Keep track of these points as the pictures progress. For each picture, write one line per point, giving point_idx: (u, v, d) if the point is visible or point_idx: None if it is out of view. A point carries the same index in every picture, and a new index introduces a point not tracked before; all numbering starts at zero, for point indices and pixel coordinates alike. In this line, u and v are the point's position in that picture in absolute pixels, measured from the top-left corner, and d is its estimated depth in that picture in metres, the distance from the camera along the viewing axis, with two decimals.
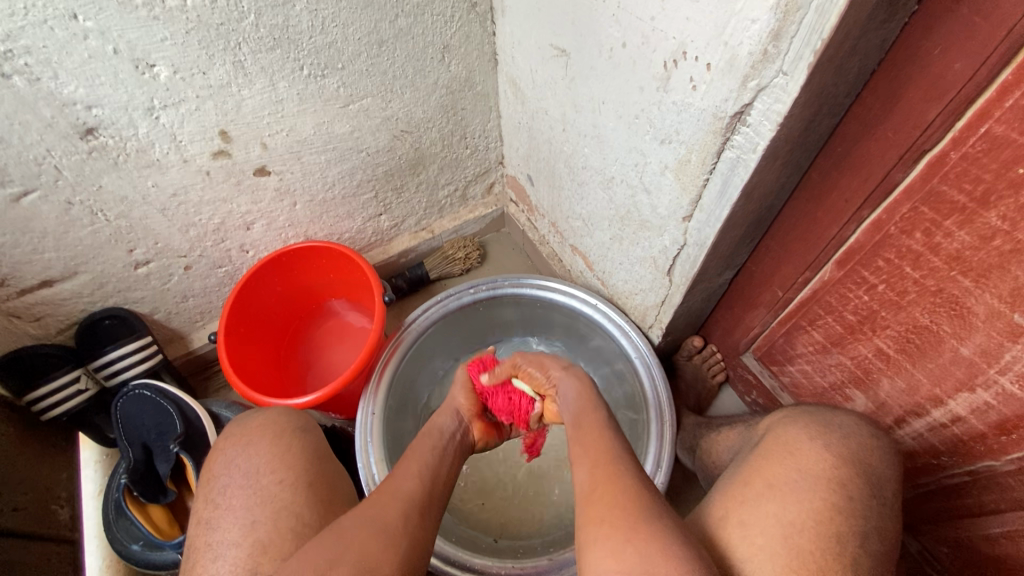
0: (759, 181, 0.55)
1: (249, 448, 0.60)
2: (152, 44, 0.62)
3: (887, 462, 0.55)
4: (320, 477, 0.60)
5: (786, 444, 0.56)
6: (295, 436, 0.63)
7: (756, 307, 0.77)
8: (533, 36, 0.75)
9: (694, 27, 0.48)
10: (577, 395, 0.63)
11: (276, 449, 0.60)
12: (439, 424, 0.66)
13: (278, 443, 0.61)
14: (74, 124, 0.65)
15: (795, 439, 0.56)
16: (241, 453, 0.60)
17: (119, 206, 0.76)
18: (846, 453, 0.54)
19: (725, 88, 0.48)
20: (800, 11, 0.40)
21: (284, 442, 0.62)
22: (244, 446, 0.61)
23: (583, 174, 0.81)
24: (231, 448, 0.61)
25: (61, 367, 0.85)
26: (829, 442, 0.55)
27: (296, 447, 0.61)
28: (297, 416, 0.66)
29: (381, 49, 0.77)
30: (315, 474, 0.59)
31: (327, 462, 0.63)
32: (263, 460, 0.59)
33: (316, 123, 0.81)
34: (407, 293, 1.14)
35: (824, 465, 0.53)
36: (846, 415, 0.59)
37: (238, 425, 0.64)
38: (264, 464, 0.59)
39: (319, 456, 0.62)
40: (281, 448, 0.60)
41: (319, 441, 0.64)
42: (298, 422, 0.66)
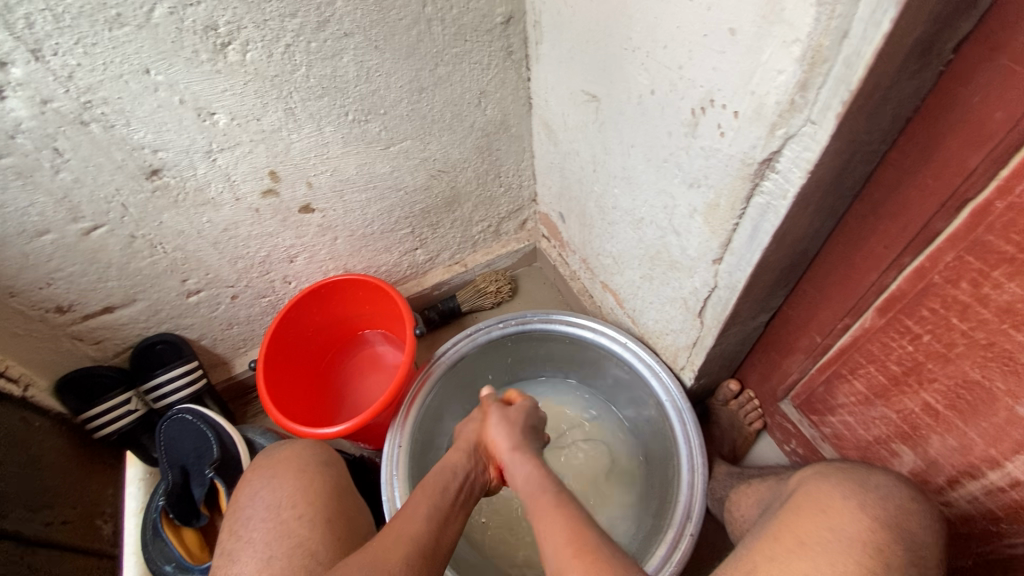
0: (791, 226, 0.54)
1: (274, 481, 0.62)
2: (213, 95, 0.68)
3: (927, 526, 0.51)
4: (340, 514, 0.61)
5: (817, 503, 0.53)
6: (319, 470, 0.65)
7: (794, 352, 0.74)
8: (566, 82, 0.78)
9: (720, 76, 0.49)
10: (528, 472, 0.61)
11: (301, 483, 0.62)
12: (452, 462, 0.66)
13: (304, 476, 0.63)
14: (142, 166, 0.71)
15: (829, 499, 0.52)
16: (268, 486, 0.62)
17: (176, 239, 0.81)
18: (883, 515, 0.50)
19: (753, 135, 0.49)
20: (825, 63, 0.40)
21: (310, 476, 0.63)
22: (270, 478, 0.63)
23: (613, 214, 0.82)
24: (261, 479, 0.63)
25: (115, 388, 0.91)
26: (867, 504, 0.51)
27: (320, 483, 0.63)
28: (323, 450, 0.68)
29: (421, 96, 0.82)
30: (335, 512, 0.60)
31: (347, 499, 0.64)
32: (287, 495, 0.60)
33: (358, 164, 0.86)
34: (438, 325, 1.16)
35: (859, 528, 0.49)
36: (885, 474, 0.55)
37: (268, 456, 0.67)
38: (287, 498, 0.60)
39: (340, 493, 0.64)
40: (306, 482, 0.62)
41: (340, 476, 0.66)
42: (325, 456, 0.67)
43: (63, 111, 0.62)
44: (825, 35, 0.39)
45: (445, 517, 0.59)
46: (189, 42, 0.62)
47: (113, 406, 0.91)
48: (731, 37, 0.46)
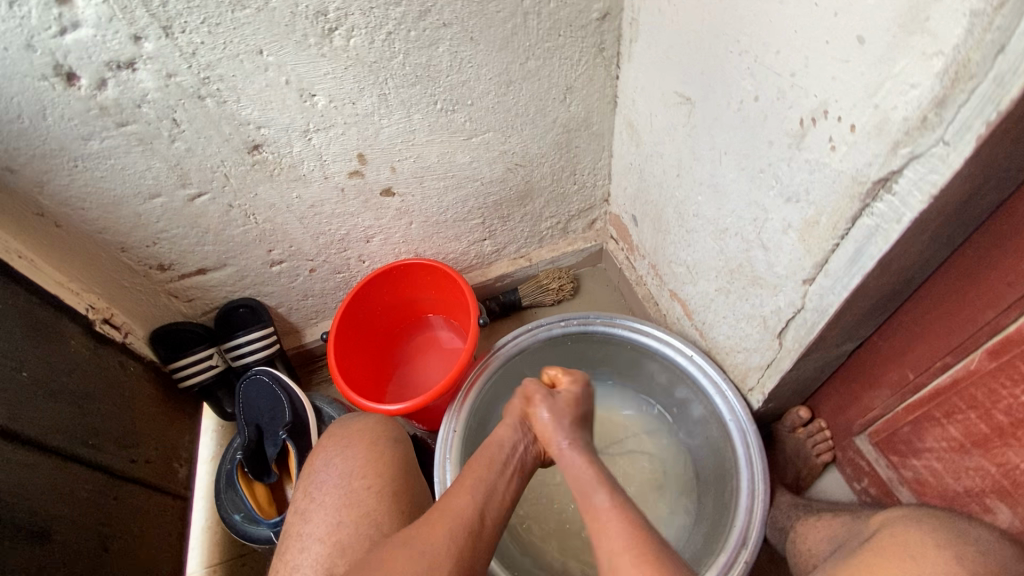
0: (900, 252, 0.50)
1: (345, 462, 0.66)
2: (316, 77, 0.72)
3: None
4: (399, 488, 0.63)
5: (900, 548, 0.50)
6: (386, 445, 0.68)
7: (879, 386, 0.70)
8: (658, 83, 0.76)
9: (840, 86, 0.46)
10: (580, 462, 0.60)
11: (371, 455, 0.64)
12: (501, 435, 0.65)
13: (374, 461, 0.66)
14: (246, 140, 0.76)
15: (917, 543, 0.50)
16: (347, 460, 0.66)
17: (267, 211, 0.86)
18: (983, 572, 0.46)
19: (870, 151, 0.46)
20: (973, 79, 0.37)
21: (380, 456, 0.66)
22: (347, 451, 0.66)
23: (694, 222, 0.79)
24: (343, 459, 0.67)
25: (200, 343, 0.98)
26: (963, 556, 0.48)
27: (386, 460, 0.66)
28: (393, 426, 0.71)
29: (508, 89, 0.82)
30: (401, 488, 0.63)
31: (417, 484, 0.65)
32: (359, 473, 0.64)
33: (440, 152, 0.88)
34: (498, 316, 1.17)
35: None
36: (986, 529, 0.51)
37: (344, 424, 0.70)
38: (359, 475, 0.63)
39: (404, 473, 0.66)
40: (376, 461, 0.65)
41: (408, 453, 0.68)
42: (395, 432, 0.70)
43: (184, 85, 0.67)
44: (976, 49, 0.35)
45: (493, 487, 0.58)
46: (300, 26, 0.65)
47: (198, 360, 0.98)
48: (859, 46, 0.43)
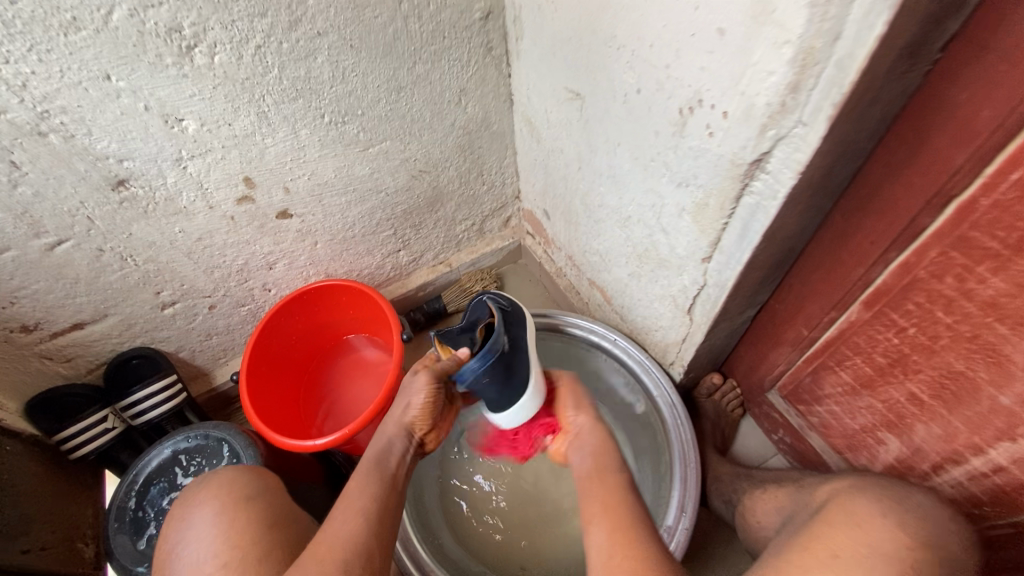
0: (780, 225, 0.54)
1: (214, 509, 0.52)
2: (181, 100, 0.65)
3: (949, 533, 0.50)
4: (294, 519, 0.55)
5: (846, 508, 0.52)
6: (228, 473, 0.57)
7: (780, 345, 0.76)
8: (548, 79, 0.77)
9: (709, 76, 0.49)
10: (597, 455, 0.59)
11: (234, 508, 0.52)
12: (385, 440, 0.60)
13: (236, 494, 0.54)
14: (107, 176, 0.67)
15: (865, 511, 0.50)
16: (193, 515, 0.52)
17: (147, 251, 0.78)
18: (919, 534, 0.48)
19: (743, 136, 0.48)
20: (817, 65, 0.39)
21: (252, 493, 0.54)
22: (204, 480, 0.56)
23: (600, 212, 0.81)
24: (181, 510, 0.54)
25: (89, 407, 0.86)
26: (901, 520, 0.49)
27: (266, 497, 0.55)
28: (255, 481, 0.56)
29: (399, 95, 0.80)
30: (286, 519, 0.54)
31: (274, 486, 0.58)
32: (228, 512, 0.51)
33: (337, 167, 0.84)
34: (423, 326, 1.14)
35: (891, 535, 0.48)
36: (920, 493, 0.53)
37: (233, 479, 0.56)
38: (224, 514, 0.51)
39: (240, 470, 0.57)
40: (237, 517, 0.51)
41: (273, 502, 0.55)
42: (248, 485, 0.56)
43: (18, 121, 0.58)
44: (817, 37, 0.38)
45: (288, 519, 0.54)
46: (152, 45, 0.59)
47: (90, 427, 0.87)
48: (720, 37, 0.45)
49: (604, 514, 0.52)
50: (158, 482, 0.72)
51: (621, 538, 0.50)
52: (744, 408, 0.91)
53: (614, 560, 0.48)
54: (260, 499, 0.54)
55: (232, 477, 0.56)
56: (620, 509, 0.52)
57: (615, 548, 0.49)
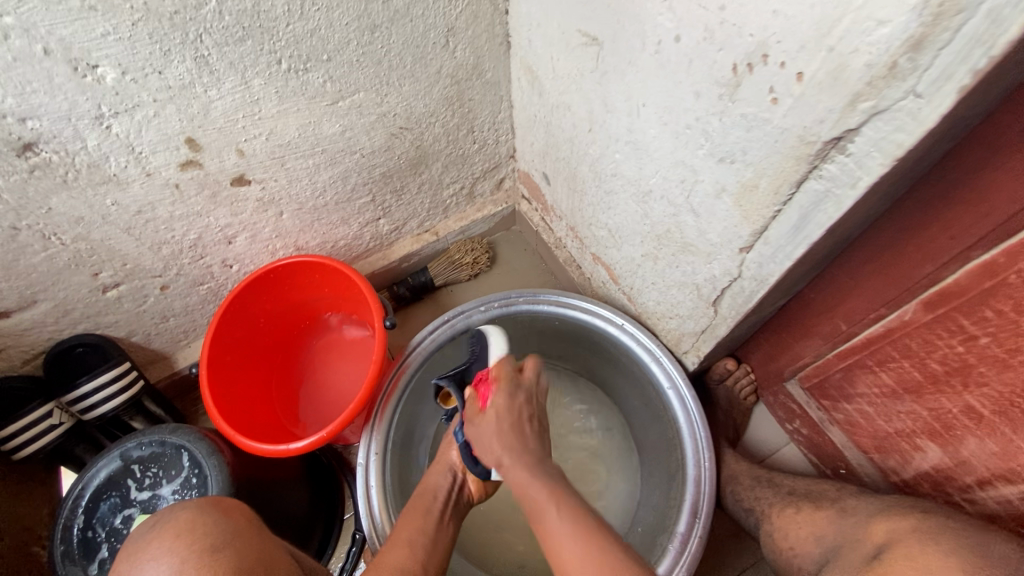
0: (848, 217, 0.44)
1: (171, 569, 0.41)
2: (89, 41, 0.51)
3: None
4: (274, 566, 0.45)
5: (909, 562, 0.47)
6: (184, 514, 0.45)
7: (811, 337, 0.68)
8: (556, 18, 0.63)
9: (782, 24, 0.37)
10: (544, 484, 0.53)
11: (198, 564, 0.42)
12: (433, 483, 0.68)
13: (197, 544, 0.43)
14: (6, 139, 0.54)
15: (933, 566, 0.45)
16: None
17: (75, 228, 0.65)
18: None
19: (821, 107, 0.37)
20: (959, 15, 0.28)
21: (217, 540, 0.43)
22: (155, 524, 0.45)
23: (612, 183, 0.70)
24: (130, 567, 0.42)
25: (31, 402, 0.77)
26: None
27: (233, 545, 0.43)
28: (220, 521, 0.45)
29: (373, 36, 0.65)
30: (264, 564, 0.44)
31: (243, 521, 0.47)
32: (188, 570, 0.41)
33: (300, 124, 0.70)
34: (409, 301, 1.04)
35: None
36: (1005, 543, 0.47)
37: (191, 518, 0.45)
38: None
39: (200, 508, 0.46)
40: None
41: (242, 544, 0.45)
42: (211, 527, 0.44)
43: None
44: None
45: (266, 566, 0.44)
46: None
47: (35, 422, 0.77)
48: None
49: (553, 504, 0.51)
50: (109, 496, 0.63)
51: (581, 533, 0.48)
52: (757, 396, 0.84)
53: (571, 551, 0.47)
54: (226, 550, 0.43)
55: (192, 519, 0.45)
56: (565, 500, 0.51)
57: (573, 531, 0.48)
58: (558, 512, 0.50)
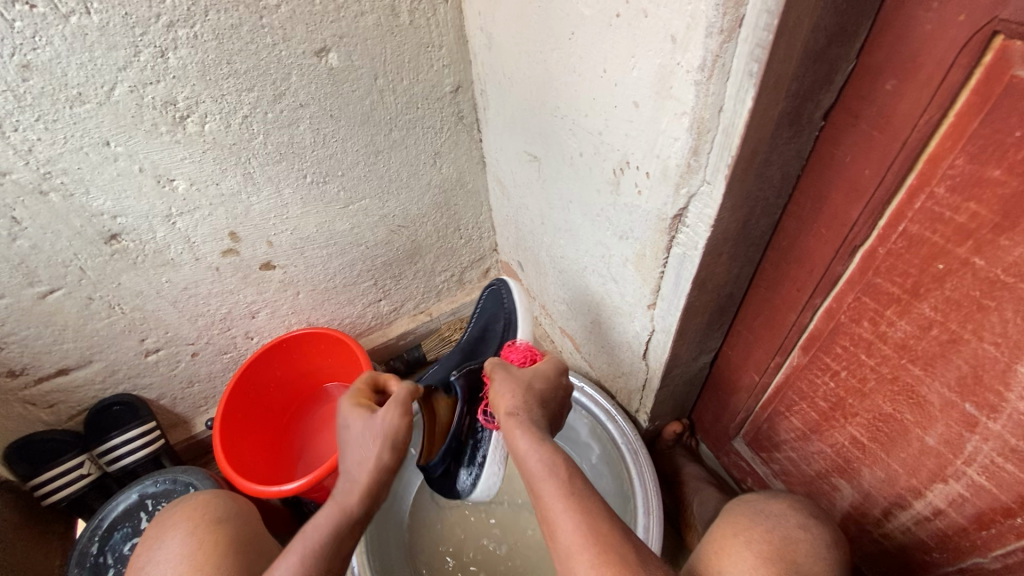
0: (708, 274, 0.58)
1: (186, 530, 0.53)
2: (172, 163, 0.72)
3: (817, 555, 0.50)
4: (264, 543, 0.56)
5: (713, 543, 0.53)
6: (202, 498, 0.59)
7: (737, 391, 0.77)
8: (512, 144, 0.84)
9: (632, 141, 0.54)
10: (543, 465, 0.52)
11: (206, 529, 0.53)
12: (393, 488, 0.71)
13: (209, 516, 0.55)
14: (100, 231, 0.73)
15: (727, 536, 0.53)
16: (168, 536, 0.53)
17: (134, 300, 0.83)
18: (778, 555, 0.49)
19: (663, 193, 0.53)
20: (709, 132, 0.45)
21: (225, 515, 0.56)
22: (180, 502, 0.58)
23: (562, 263, 0.86)
24: (158, 531, 0.55)
25: (67, 452, 0.88)
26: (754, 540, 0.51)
27: (236, 521, 0.56)
28: (235, 506, 0.59)
29: (377, 158, 0.87)
30: (259, 539, 0.56)
31: (246, 509, 0.60)
32: (200, 531, 0.53)
33: (318, 223, 0.90)
34: (403, 374, 1.19)
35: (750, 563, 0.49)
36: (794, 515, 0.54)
37: (209, 499, 0.58)
38: (196, 534, 0.53)
39: (216, 493, 0.60)
40: (207, 537, 0.52)
41: (246, 523, 0.57)
42: (228, 509, 0.57)
43: (22, 182, 0.65)
44: (705, 109, 0.43)
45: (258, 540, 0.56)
46: (149, 116, 0.67)
47: (65, 472, 0.88)
48: (636, 108, 0.51)
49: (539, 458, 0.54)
50: (123, 526, 0.74)
51: (579, 505, 0.49)
52: (696, 438, 0.94)
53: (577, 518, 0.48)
54: (230, 523, 0.55)
55: (207, 500, 0.58)
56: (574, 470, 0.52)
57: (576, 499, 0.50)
58: (553, 468, 0.52)
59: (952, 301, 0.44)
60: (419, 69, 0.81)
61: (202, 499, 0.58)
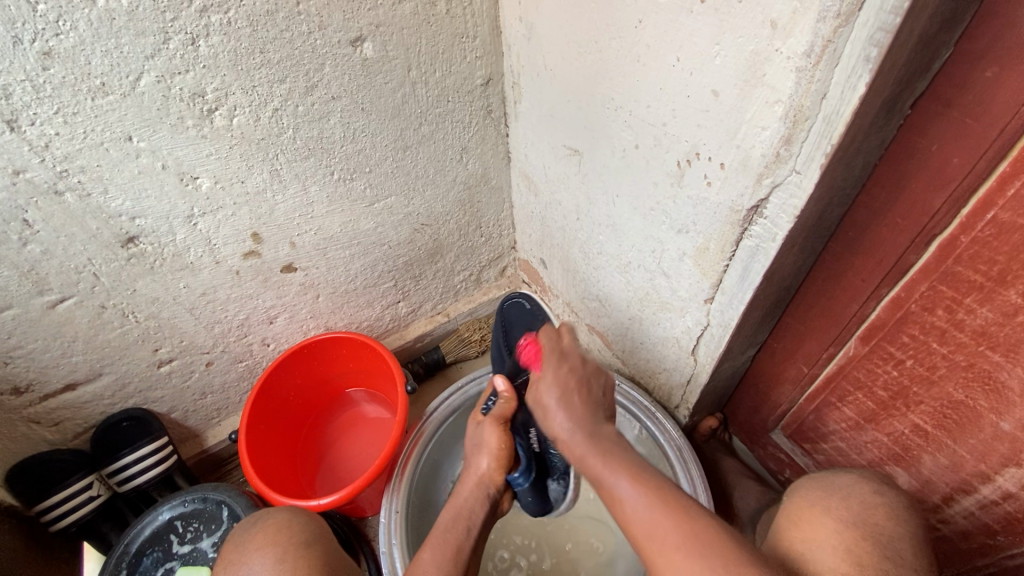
0: (778, 266, 0.57)
1: (285, 554, 0.50)
2: (197, 160, 0.67)
3: (896, 518, 0.53)
4: (347, 566, 0.54)
5: (792, 517, 0.56)
6: (279, 517, 0.56)
7: (782, 383, 0.77)
8: (547, 138, 0.82)
9: (705, 132, 0.53)
10: (609, 461, 0.55)
11: (299, 553, 0.51)
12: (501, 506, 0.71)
13: (292, 541, 0.52)
14: (117, 234, 0.68)
15: (804, 512, 0.55)
16: (252, 559, 0.50)
17: (150, 307, 0.77)
18: (856, 519, 0.53)
19: (741, 184, 0.52)
20: (807, 120, 0.44)
21: (308, 538, 0.53)
22: (256, 524, 0.55)
23: (599, 259, 0.85)
24: (237, 555, 0.51)
25: (74, 474, 0.81)
26: (831, 511, 0.54)
27: (319, 542, 0.54)
28: (315, 524, 0.56)
29: (405, 154, 0.84)
30: (343, 562, 0.54)
31: (321, 528, 0.57)
32: (290, 556, 0.50)
33: (342, 222, 0.86)
34: (423, 378, 1.16)
35: (832, 529, 0.52)
36: (858, 480, 0.58)
37: (290, 519, 0.55)
38: (287, 560, 0.50)
39: (291, 513, 0.57)
40: (301, 561, 0.50)
41: (329, 543, 0.54)
42: (313, 530, 0.55)
43: (37, 181, 0.59)
44: (806, 96, 0.43)
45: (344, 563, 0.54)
46: (175, 109, 0.62)
47: (73, 495, 0.81)
48: (714, 98, 0.50)
49: (611, 464, 0.54)
50: (152, 551, 0.68)
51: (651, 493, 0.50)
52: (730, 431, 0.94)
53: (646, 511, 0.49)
54: (314, 546, 0.53)
55: (286, 521, 0.55)
56: (634, 472, 0.53)
57: (641, 492, 0.50)
58: (618, 479, 0.52)
59: None
60: (452, 60, 0.78)
61: (284, 519, 0.55)
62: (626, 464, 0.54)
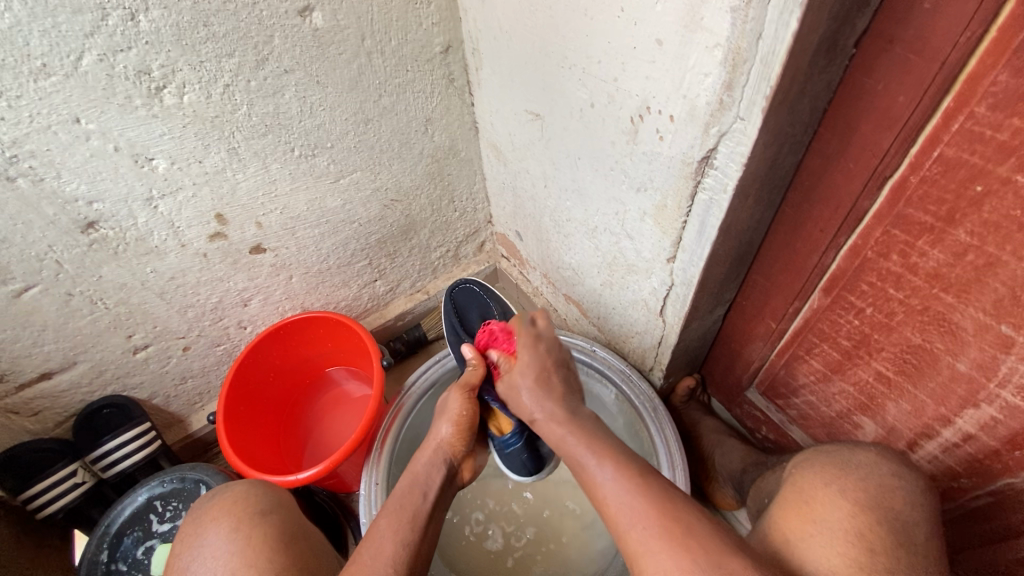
0: (734, 219, 0.57)
1: (235, 526, 0.52)
2: (150, 140, 0.66)
3: (917, 505, 0.50)
4: (307, 531, 0.56)
5: (801, 493, 0.53)
6: (236, 490, 0.57)
7: (753, 340, 0.77)
8: (509, 104, 0.81)
9: (653, 84, 0.52)
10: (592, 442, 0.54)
11: (252, 522, 0.52)
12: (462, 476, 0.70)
13: (248, 510, 0.54)
14: (76, 219, 0.67)
15: (811, 488, 0.52)
16: (207, 532, 0.52)
17: (118, 293, 0.77)
18: (867, 499, 0.50)
19: (690, 136, 0.52)
20: (746, 63, 0.43)
21: (263, 507, 0.55)
22: (214, 497, 0.57)
23: (568, 226, 0.84)
24: (194, 528, 0.53)
25: (57, 461, 0.83)
26: (846, 489, 0.51)
27: (277, 512, 0.55)
28: (271, 494, 0.58)
29: (367, 127, 0.83)
30: (302, 528, 0.56)
31: (281, 497, 0.58)
32: (243, 525, 0.52)
33: (308, 200, 0.85)
34: (406, 355, 1.16)
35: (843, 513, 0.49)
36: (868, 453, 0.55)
37: (246, 491, 0.57)
38: (240, 530, 0.51)
39: (250, 484, 0.58)
40: (255, 531, 0.51)
41: (286, 512, 0.56)
42: (268, 500, 0.56)
43: None
44: (743, 38, 0.42)
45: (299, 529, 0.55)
46: (121, 88, 0.61)
47: (58, 482, 0.83)
48: (659, 47, 0.49)
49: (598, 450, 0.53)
50: (131, 531, 0.70)
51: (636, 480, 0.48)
52: (709, 393, 0.95)
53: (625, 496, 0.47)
54: (271, 514, 0.54)
55: (244, 492, 0.56)
56: (617, 461, 0.51)
57: (627, 479, 0.49)
58: (601, 469, 0.50)
59: (990, 224, 0.44)
60: (407, 29, 0.77)
61: (238, 492, 0.57)
62: (609, 452, 0.52)
